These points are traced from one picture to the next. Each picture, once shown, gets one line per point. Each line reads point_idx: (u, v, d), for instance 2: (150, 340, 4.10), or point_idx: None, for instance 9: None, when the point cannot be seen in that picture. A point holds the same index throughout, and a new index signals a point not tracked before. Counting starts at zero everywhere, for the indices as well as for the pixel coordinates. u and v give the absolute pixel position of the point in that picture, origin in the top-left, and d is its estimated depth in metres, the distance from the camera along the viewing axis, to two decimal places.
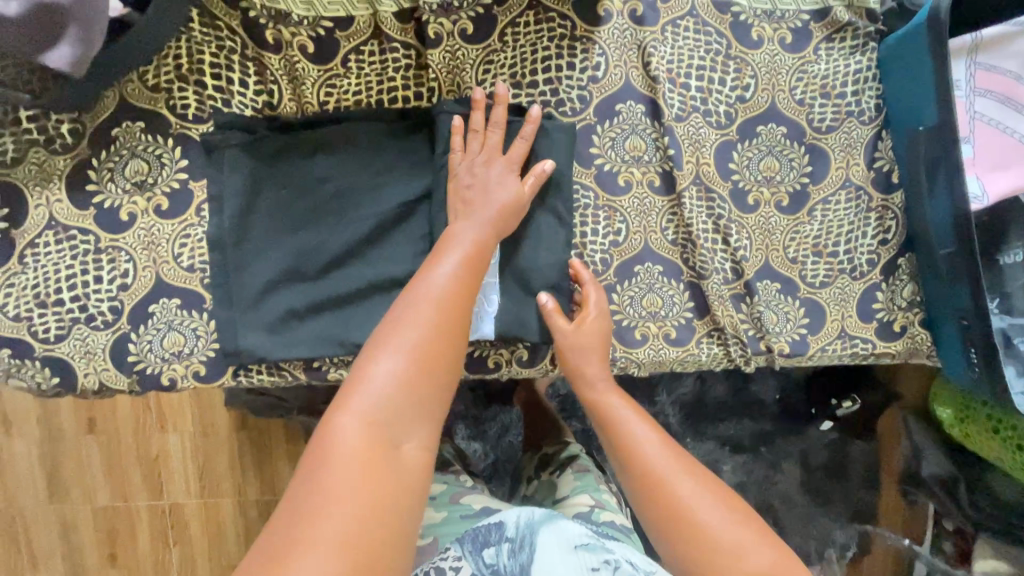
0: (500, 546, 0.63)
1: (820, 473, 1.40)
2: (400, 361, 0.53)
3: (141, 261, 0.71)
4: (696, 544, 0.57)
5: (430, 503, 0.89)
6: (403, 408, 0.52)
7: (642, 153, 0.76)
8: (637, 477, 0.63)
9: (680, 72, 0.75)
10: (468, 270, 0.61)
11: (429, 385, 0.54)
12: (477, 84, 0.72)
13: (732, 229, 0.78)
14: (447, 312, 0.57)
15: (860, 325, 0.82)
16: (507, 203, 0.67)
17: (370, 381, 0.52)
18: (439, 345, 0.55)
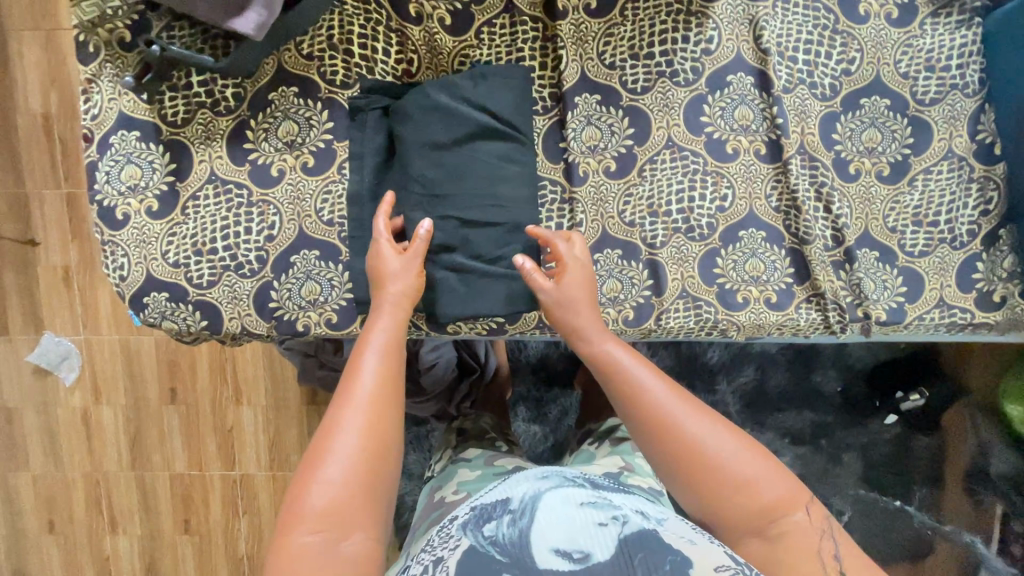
0: (501, 518, 0.60)
1: (888, 466, 1.38)
2: (340, 469, 0.59)
3: (287, 215, 0.78)
4: (714, 479, 0.62)
5: (464, 466, 0.99)
6: (358, 482, 0.59)
7: (750, 122, 0.80)
8: (648, 423, 0.65)
9: (788, 46, 0.79)
10: (388, 360, 0.67)
11: (365, 479, 0.60)
12: (599, 55, 0.78)
13: (834, 196, 0.81)
14: (372, 414, 0.62)
15: (959, 295, 0.84)
16: (411, 286, 0.73)
17: (314, 486, 0.58)
18: (369, 448, 0.61)
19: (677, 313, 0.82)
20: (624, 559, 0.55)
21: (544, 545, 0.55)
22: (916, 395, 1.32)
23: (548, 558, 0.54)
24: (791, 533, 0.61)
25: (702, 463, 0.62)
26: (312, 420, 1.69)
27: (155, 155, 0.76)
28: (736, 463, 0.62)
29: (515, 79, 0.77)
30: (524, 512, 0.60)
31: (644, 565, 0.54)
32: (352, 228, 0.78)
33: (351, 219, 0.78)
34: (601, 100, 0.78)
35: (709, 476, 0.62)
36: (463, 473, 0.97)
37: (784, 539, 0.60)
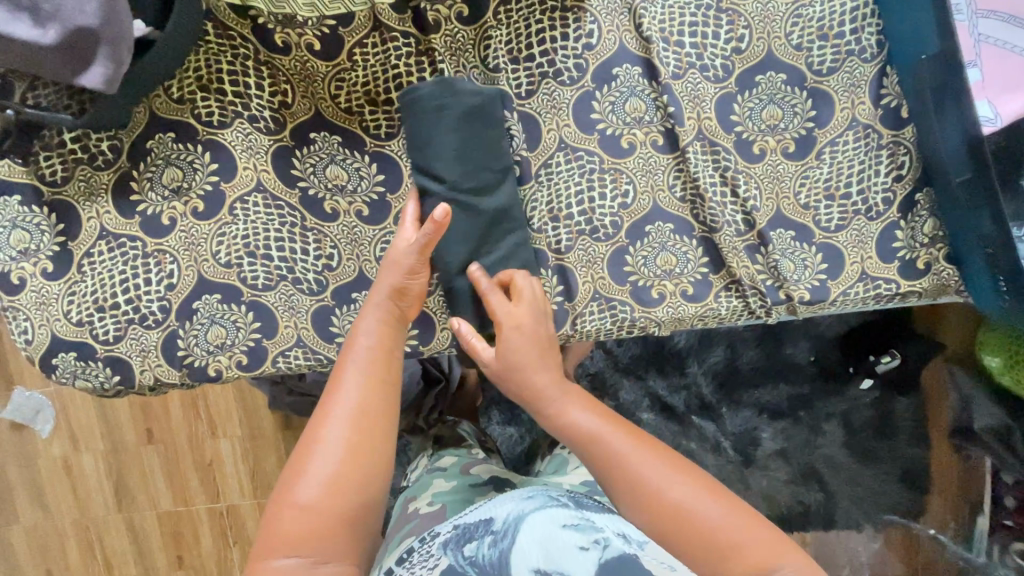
0: (481, 539, 0.65)
1: (864, 432, 1.33)
2: (331, 474, 0.61)
3: (184, 262, 0.76)
4: (686, 537, 0.58)
5: (439, 474, 0.95)
6: (334, 502, 0.60)
7: (642, 114, 0.77)
8: (612, 477, 0.63)
9: (673, 31, 0.76)
10: (378, 370, 0.68)
11: (346, 494, 0.60)
12: (481, 62, 0.76)
13: (740, 179, 0.79)
14: (359, 429, 0.63)
15: (881, 266, 0.81)
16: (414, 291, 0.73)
17: (294, 499, 0.59)
18: (351, 466, 0.61)
19: (593, 315, 0.80)
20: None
21: (522, 566, 0.60)
22: (888, 358, 1.28)
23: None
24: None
25: (670, 516, 0.59)
26: (291, 445, 1.69)
27: (40, 217, 0.75)
28: (711, 515, 0.58)
29: (469, 96, 0.73)
30: (505, 533, 0.65)
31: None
32: (250, 266, 0.76)
33: (248, 258, 0.76)
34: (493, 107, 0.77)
35: (680, 528, 0.58)
36: (438, 481, 0.94)
37: None
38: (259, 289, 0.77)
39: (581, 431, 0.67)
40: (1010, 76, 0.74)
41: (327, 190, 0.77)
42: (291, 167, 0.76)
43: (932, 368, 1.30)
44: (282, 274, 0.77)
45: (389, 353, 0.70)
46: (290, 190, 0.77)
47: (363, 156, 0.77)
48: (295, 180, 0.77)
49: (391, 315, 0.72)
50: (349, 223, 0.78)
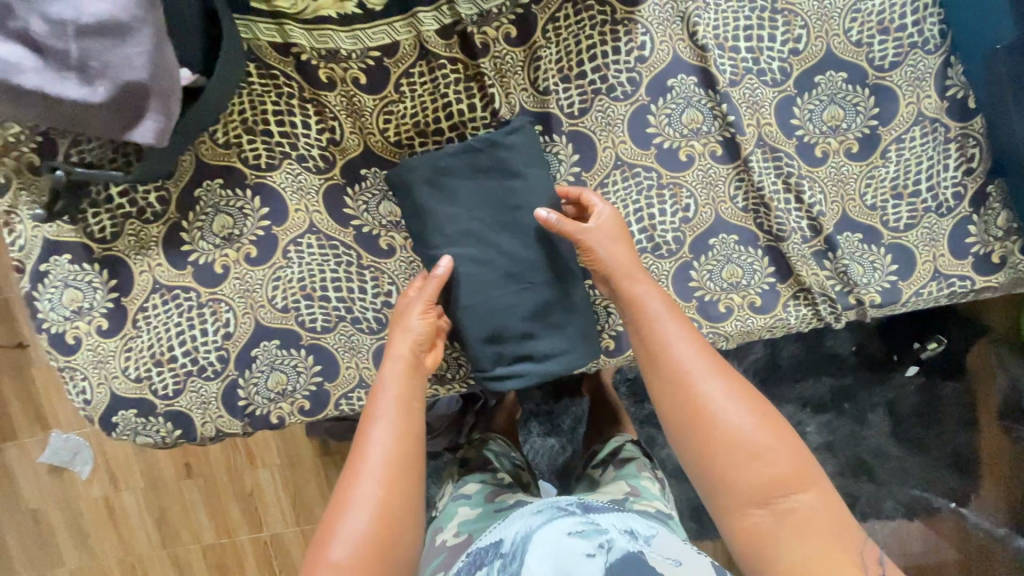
0: (492, 564, 0.59)
1: (910, 420, 1.26)
2: (381, 529, 0.56)
3: (239, 309, 0.74)
4: (723, 446, 0.59)
5: (464, 502, 0.86)
6: (403, 456, 0.61)
7: (700, 124, 0.75)
8: (662, 381, 0.64)
9: (727, 36, 0.73)
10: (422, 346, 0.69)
11: (387, 533, 0.56)
12: (530, 84, 0.73)
13: (804, 185, 0.76)
14: (399, 455, 0.60)
15: (954, 263, 0.78)
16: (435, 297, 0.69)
17: (330, 554, 0.54)
18: (397, 500, 0.58)
19: None
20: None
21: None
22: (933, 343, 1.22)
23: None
24: (800, 512, 0.56)
25: (709, 429, 0.60)
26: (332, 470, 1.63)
27: (93, 275, 0.73)
28: (762, 436, 0.59)
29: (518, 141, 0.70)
30: (517, 556, 0.58)
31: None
32: (308, 309, 0.74)
33: (305, 300, 0.74)
34: (547, 128, 0.74)
35: (715, 447, 0.59)
36: (463, 509, 0.85)
37: (792, 517, 0.56)
38: (317, 332, 0.75)
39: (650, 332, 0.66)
40: None
41: (380, 226, 0.75)
42: (343, 206, 0.74)
43: (979, 351, 1.23)
44: (341, 315, 0.75)
45: (414, 379, 0.66)
46: (343, 229, 0.74)
47: None
48: (347, 219, 0.74)
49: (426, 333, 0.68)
50: (406, 258, 0.75)
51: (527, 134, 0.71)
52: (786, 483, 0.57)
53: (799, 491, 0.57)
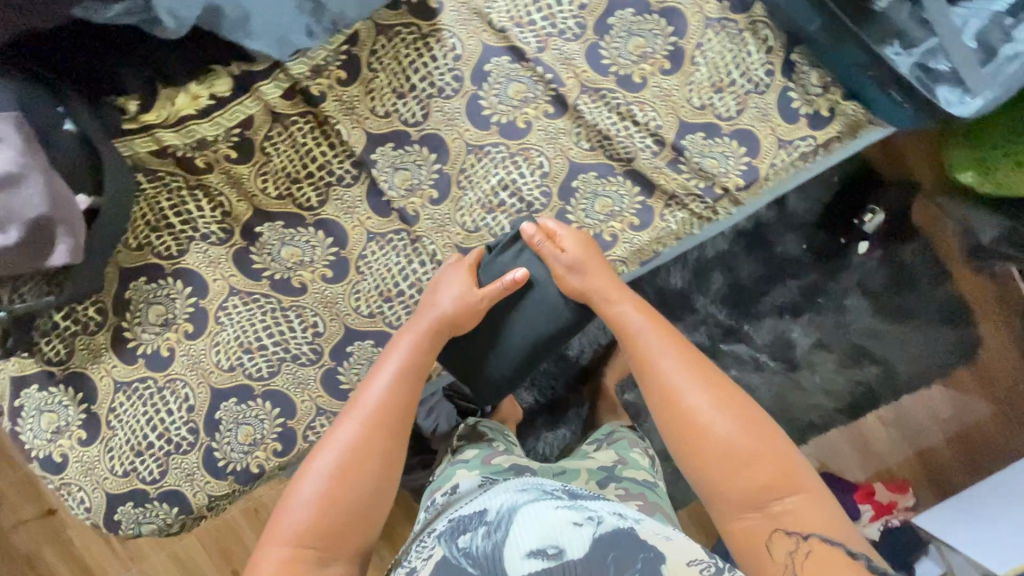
0: (474, 530, 0.53)
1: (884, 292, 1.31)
2: (359, 495, 0.60)
3: (194, 382, 0.83)
4: (719, 454, 0.59)
5: (461, 464, 0.77)
6: (388, 415, 0.65)
7: (526, 93, 0.85)
8: (656, 394, 0.65)
9: (521, 14, 0.84)
10: (417, 350, 0.72)
11: (346, 491, 0.60)
12: (372, 111, 0.84)
13: (634, 109, 0.86)
14: (370, 431, 0.63)
15: (790, 128, 0.87)
16: (448, 311, 0.75)
17: (296, 498, 0.59)
18: (360, 469, 0.61)
19: None
20: (597, 564, 0.49)
21: (515, 560, 0.49)
22: (871, 213, 1.27)
23: (519, 567, 0.49)
24: (790, 517, 0.55)
25: (701, 437, 0.61)
26: None
27: (61, 395, 0.82)
28: (766, 437, 0.60)
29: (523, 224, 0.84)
30: (500, 525, 0.53)
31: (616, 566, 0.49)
32: (251, 361, 0.83)
33: (247, 354, 0.83)
34: (395, 145, 0.84)
35: (702, 459, 0.60)
36: (461, 472, 0.75)
37: (786, 519, 0.55)
38: (267, 378, 0.83)
39: (642, 360, 0.68)
40: None
41: (286, 271, 0.83)
42: (253, 262, 0.83)
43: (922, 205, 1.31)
44: (281, 357, 0.84)
45: (406, 376, 0.68)
46: (258, 283, 0.83)
47: (308, 228, 0.83)
48: (259, 273, 0.83)
49: (447, 304, 0.75)
50: (319, 288, 0.84)
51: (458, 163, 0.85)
52: (773, 485, 0.57)
53: (788, 492, 0.56)
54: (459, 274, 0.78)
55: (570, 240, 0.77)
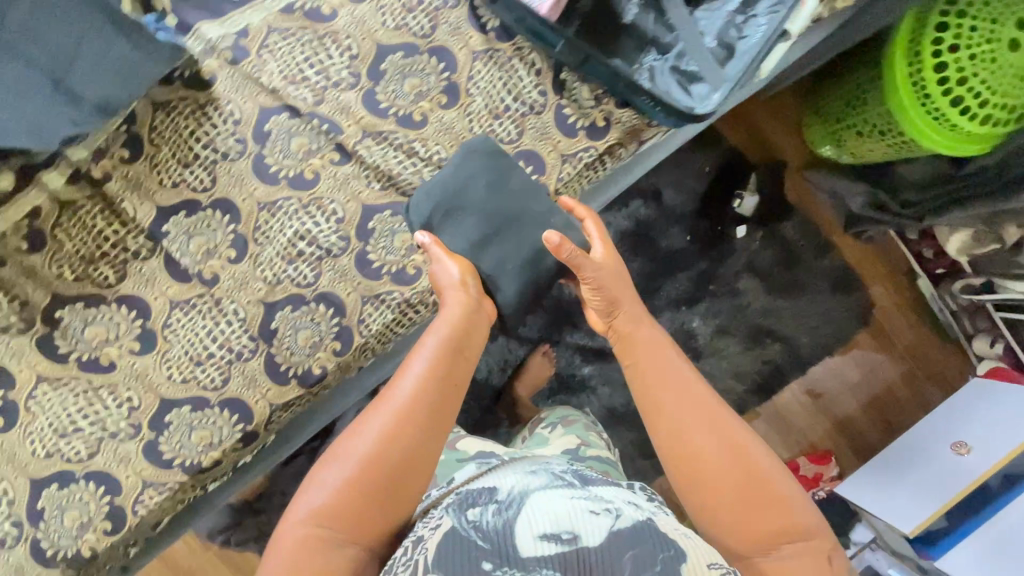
0: (485, 506, 0.58)
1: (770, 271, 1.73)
2: (390, 473, 0.61)
3: (10, 475, 0.82)
4: (738, 491, 0.63)
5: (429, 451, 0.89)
6: (416, 408, 0.64)
7: (309, 145, 0.88)
8: (665, 430, 0.69)
9: (294, 73, 0.88)
10: (447, 348, 0.70)
11: (364, 483, 0.60)
12: (158, 184, 0.86)
13: (417, 146, 0.89)
14: (397, 423, 0.63)
15: (570, 142, 0.92)
16: (457, 315, 0.74)
17: (319, 482, 0.61)
18: (377, 465, 0.60)
19: (374, 315, 0.89)
20: (612, 556, 0.53)
21: (528, 537, 0.54)
22: (739, 200, 1.69)
23: (533, 549, 0.53)
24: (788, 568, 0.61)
25: (698, 467, 0.65)
26: None
27: None
28: (760, 463, 0.64)
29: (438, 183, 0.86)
30: (510, 503, 0.58)
31: (634, 564, 0.53)
32: (68, 444, 0.83)
33: (63, 439, 0.83)
34: (187, 213, 0.86)
35: (710, 496, 0.64)
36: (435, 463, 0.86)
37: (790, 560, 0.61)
38: (86, 459, 0.84)
39: (654, 381, 0.73)
40: None
41: (92, 351, 0.84)
42: (57, 346, 0.84)
43: (795, 180, 1.76)
44: (100, 436, 0.84)
45: (441, 366, 0.67)
46: (65, 366, 0.84)
47: (110, 305, 0.85)
48: (65, 356, 0.84)
49: (454, 309, 0.74)
50: (128, 363, 0.85)
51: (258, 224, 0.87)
52: (784, 532, 0.62)
53: (795, 539, 0.62)
54: (468, 279, 0.79)
55: (593, 234, 0.82)
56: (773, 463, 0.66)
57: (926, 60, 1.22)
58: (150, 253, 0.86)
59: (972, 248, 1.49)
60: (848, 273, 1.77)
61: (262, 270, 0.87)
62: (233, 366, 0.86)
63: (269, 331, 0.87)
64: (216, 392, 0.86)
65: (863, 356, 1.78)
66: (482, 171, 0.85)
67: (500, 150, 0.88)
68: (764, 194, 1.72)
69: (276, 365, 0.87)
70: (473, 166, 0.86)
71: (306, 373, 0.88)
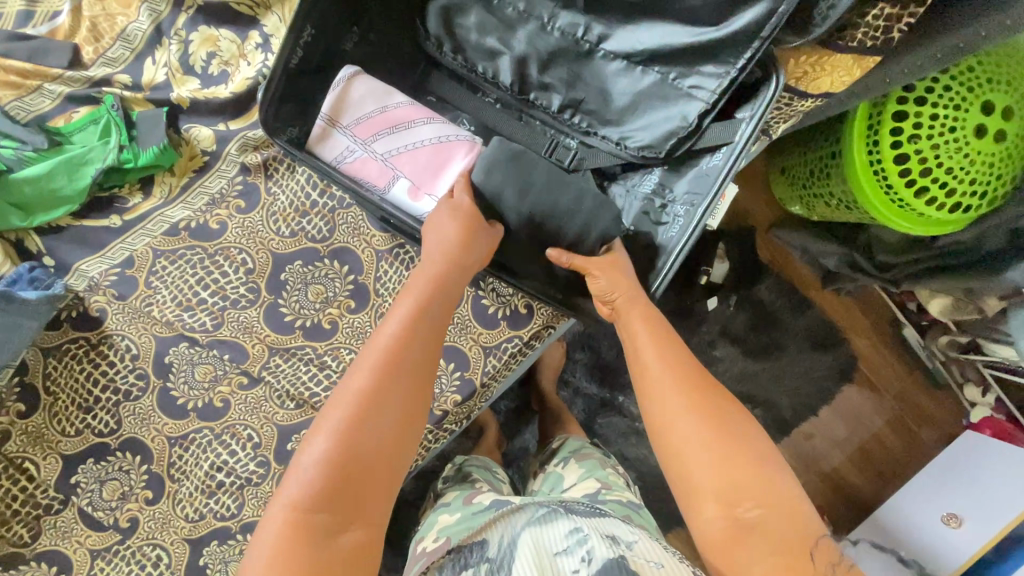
0: (477, 568, 0.57)
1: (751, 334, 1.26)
2: (384, 437, 0.53)
3: None
4: (728, 436, 0.55)
5: (442, 510, 0.75)
6: (402, 353, 0.57)
7: (214, 370, 0.82)
8: (666, 373, 0.60)
9: (189, 296, 0.82)
10: (434, 283, 0.64)
11: (354, 449, 0.52)
12: (62, 433, 0.81)
13: (327, 359, 0.83)
14: (385, 368, 0.56)
15: (491, 334, 0.86)
16: (450, 248, 0.66)
17: (304, 456, 0.52)
18: (365, 419, 0.53)
19: None
20: None
21: None
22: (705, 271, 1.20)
23: None
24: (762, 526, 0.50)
25: (699, 411, 0.56)
26: None
27: None
28: (740, 427, 0.56)
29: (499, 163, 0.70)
30: (500, 561, 0.56)
31: None
32: None
33: None
34: (95, 459, 0.81)
35: (690, 473, 0.54)
36: (443, 517, 0.74)
37: (760, 523, 0.50)
38: None
39: (658, 339, 0.63)
40: (427, 168, 0.74)
41: None
42: None
43: (764, 243, 1.27)
44: None
45: (425, 312, 0.61)
46: None
47: (29, 563, 0.79)
48: None
49: (451, 241, 0.67)
50: None
51: (173, 459, 0.82)
52: (758, 494, 0.52)
53: (761, 500, 0.51)
54: (447, 215, 0.68)
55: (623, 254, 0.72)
56: (755, 430, 0.56)
57: (889, 137, 0.85)
58: (62, 506, 0.80)
59: (955, 316, 1.06)
60: (828, 327, 1.26)
61: (185, 504, 0.81)
62: None
63: (196, 570, 0.80)
64: None
65: (845, 404, 1.26)
66: (505, 178, 0.70)
67: (519, 151, 0.70)
68: (737, 255, 1.26)
69: None
70: (495, 183, 0.70)
71: None
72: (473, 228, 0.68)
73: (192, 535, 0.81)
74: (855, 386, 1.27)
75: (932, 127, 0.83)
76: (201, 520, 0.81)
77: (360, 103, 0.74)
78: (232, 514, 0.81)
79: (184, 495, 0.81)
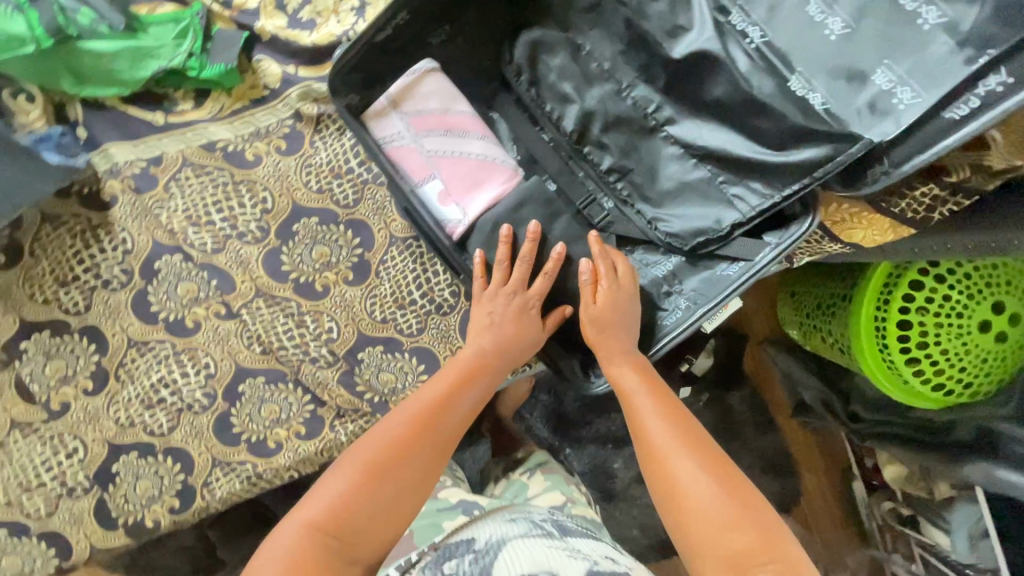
0: (462, 557, 0.52)
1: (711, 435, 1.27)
2: (404, 485, 0.60)
3: None
4: (732, 494, 0.56)
5: None
6: (440, 415, 0.65)
7: (197, 292, 0.83)
8: (667, 434, 0.61)
9: (200, 214, 0.83)
10: (486, 356, 0.71)
11: (380, 485, 0.59)
12: (29, 297, 0.81)
13: (307, 319, 0.83)
14: (422, 424, 0.63)
15: None
16: (507, 325, 0.72)
17: (332, 482, 0.59)
18: (395, 464, 0.60)
19: (220, 481, 0.80)
20: None
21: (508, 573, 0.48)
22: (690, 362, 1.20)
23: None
24: None
25: (703, 469, 0.57)
26: None
27: None
28: (742, 487, 0.57)
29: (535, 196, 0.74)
30: (488, 551, 0.52)
31: None
32: None
33: None
34: (51, 333, 0.81)
35: (695, 535, 0.55)
36: None
37: None
38: None
39: (660, 400, 0.65)
40: (464, 178, 0.75)
41: None
42: None
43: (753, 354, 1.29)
44: None
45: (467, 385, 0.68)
46: None
47: None
48: None
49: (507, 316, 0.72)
50: None
51: (125, 360, 0.82)
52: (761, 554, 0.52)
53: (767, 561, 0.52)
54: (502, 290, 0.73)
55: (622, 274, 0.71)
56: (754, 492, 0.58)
57: (900, 301, 0.87)
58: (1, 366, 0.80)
59: (906, 487, 1.07)
60: (783, 453, 1.28)
61: (119, 407, 0.81)
62: (60, 501, 0.79)
63: (106, 475, 0.79)
64: (37, 522, 0.78)
65: None
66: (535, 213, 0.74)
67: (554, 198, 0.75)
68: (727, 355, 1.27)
69: (107, 509, 0.79)
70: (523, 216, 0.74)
71: (135, 524, 0.79)
72: (522, 307, 0.72)
73: (114, 440, 0.80)
74: (790, 518, 1.27)
75: (942, 306, 0.85)
76: (128, 429, 0.80)
77: (424, 97, 0.77)
78: (160, 434, 0.81)
79: (122, 398, 0.81)
